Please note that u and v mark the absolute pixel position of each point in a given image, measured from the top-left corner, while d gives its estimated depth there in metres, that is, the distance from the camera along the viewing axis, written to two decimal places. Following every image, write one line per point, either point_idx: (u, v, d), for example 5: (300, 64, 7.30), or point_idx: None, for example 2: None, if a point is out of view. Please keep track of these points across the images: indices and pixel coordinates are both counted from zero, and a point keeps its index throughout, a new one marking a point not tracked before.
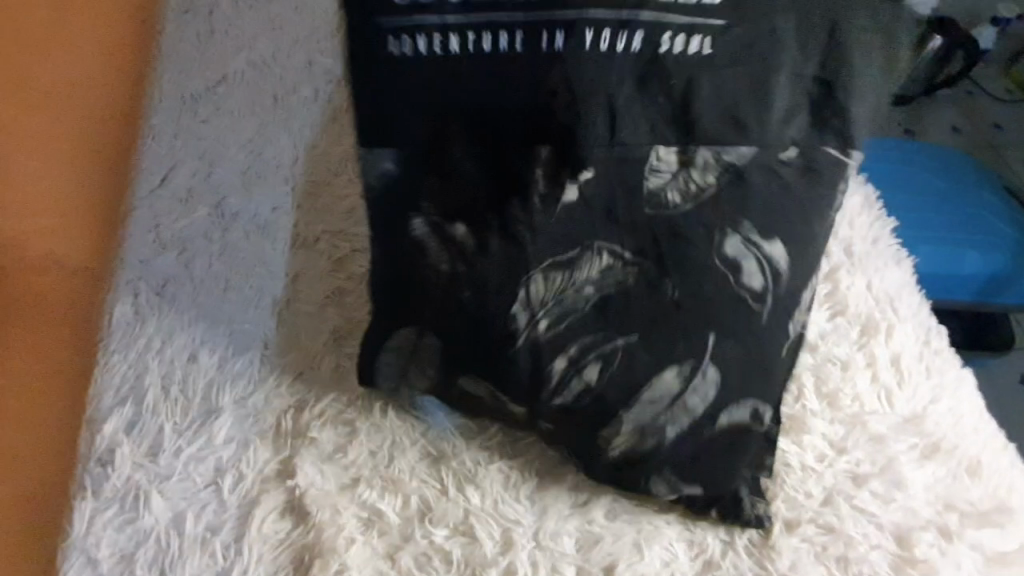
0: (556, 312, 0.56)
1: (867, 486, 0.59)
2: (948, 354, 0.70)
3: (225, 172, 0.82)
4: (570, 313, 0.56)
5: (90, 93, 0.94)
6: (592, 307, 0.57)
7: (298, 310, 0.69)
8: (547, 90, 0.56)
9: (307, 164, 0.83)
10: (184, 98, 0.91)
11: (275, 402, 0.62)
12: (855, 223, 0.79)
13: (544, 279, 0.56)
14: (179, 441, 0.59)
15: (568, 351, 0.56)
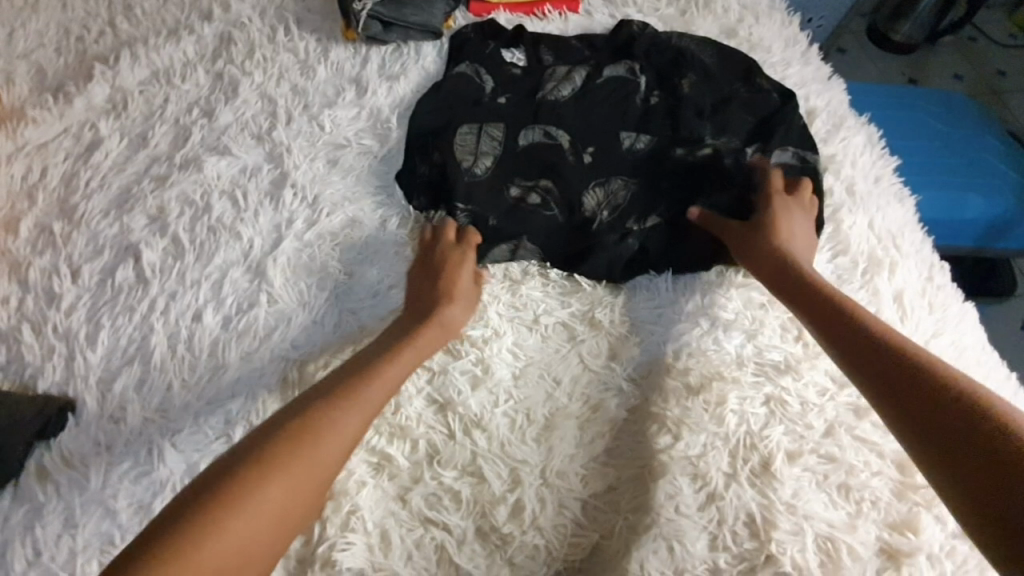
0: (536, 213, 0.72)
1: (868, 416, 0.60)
2: (951, 289, 0.70)
3: (218, 136, 0.82)
4: (546, 217, 0.72)
5: (76, 64, 0.92)
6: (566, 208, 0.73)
7: (300, 269, 0.69)
8: (535, 99, 0.80)
9: (300, 124, 0.82)
10: (171, 64, 0.90)
11: (280, 356, 0.63)
12: (857, 163, 0.78)
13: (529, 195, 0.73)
14: (189, 396, 0.60)
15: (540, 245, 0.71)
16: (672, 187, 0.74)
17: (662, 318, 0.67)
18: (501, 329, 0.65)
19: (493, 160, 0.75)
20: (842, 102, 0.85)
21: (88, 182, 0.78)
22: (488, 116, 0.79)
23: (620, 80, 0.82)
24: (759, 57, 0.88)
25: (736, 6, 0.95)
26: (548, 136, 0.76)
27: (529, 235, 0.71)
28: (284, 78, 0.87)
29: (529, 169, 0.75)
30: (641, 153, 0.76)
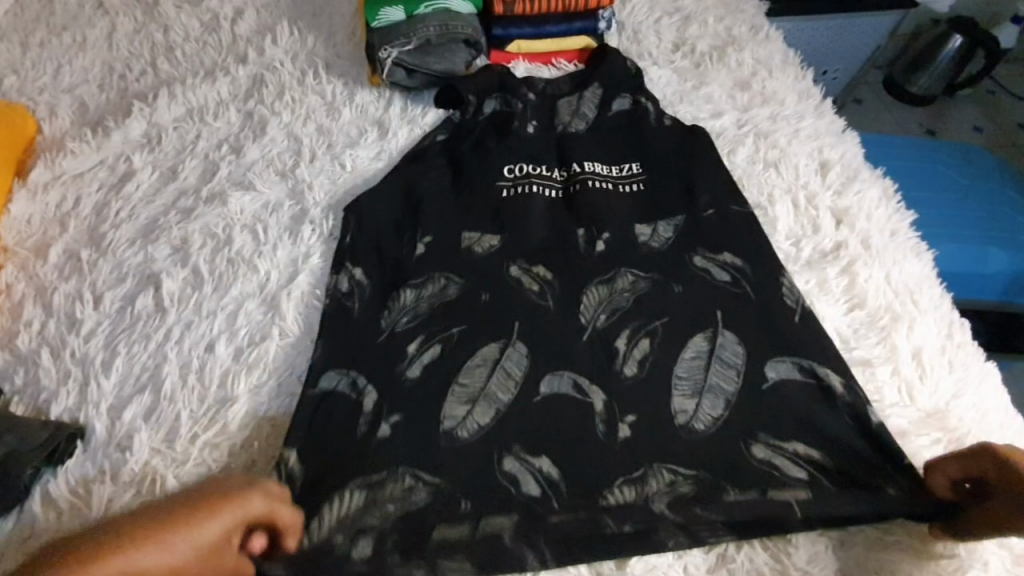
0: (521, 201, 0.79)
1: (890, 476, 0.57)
2: (973, 347, 0.68)
3: (244, 171, 0.85)
4: (539, 208, 0.79)
5: (117, 100, 0.98)
6: (571, 197, 0.80)
7: (313, 303, 0.71)
8: (552, 169, 0.84)
9: (323, 162, 0.85)
10: (205, 103, 0.94)
11: (288, 391, 0.64)
12: (872, 216, 0.78)
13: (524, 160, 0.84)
14: (195, 426, 0.61)
15: (518, 260, 0.74)
16: (671, 180, 0.81)
17: (676, 386, 0.64)
18: (517, 374, 0.64)
19: (489, 234, 0.77)
20: (856, 155, 0.86)
21: (118, 212, 0.82)
22: (500, 186, 0.81)
23: (632, 150, 0.86)
24: (773, 110, 0.91)
25: (750, 60, 0.97)
26: (506, 100, 0.90)
27: (513, 248, 0.75)
28: (311, 119, 0.91)
29: (505, 173, 0.83)
30: (650, 232, 0.77)
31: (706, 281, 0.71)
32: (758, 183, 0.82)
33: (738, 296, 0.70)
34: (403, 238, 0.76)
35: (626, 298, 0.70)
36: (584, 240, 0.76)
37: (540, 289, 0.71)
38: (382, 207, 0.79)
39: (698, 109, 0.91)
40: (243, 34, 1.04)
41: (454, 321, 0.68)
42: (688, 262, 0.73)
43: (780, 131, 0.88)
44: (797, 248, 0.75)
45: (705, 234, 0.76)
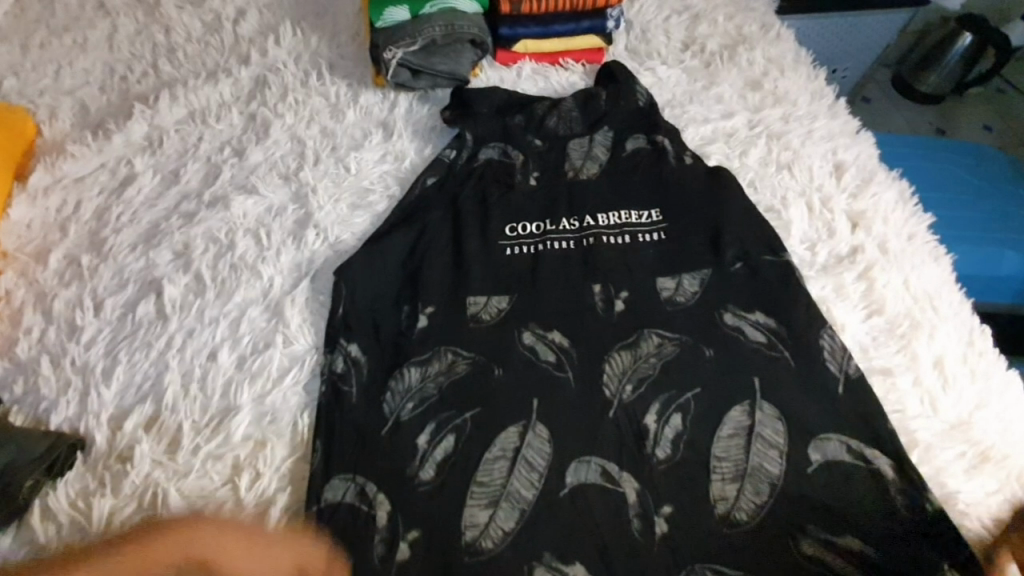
0: (533, 259, 0.73)
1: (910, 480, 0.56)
2: (995, 355, 0.66)
3: (247, 175, 0.84)
4: (550, 264, 0.73)
5: (119, 102, 0.97)
6: (588, 251, 0.74)
7: (318, 310, 0.69)
8: (562, 220, 0.77)
9: (327, 165, 0.84)
10: (208, 104, 0.93)
11: (292, 401, 0.62)
12: (889, 219, 0.76)
13: (532, 215, 0.78)
14: (198, 437, 0.59)
15: (531, 327, 0.67)
16: (692, 233, 0.76)
17: (714, 468, 0.57)
18: (540, 465, 0.57)
19: (494, 297, 0.70)
20: (872, 156, 0.84)
21: (119, 216, 0.80)
22: (507, 247, 0.74)
23: (649, 191, 0.80)
24: (785, 111, 0.89)
25: (761, 59, 0.94)
26: (506, 149, 0.85)
27: (526, 312, 0.69)
28: (314, 121, 0.89)
29: (509, 226, 0.77)
30: (674, 289, 0.71)
31: (739, 340, 0.66)
32: (772, 186, 0.80)
33: (776, 359, 0.64)
34: (400, 308, 0.69)
35: (653, 364, 0.64)
36: (604, 305, 0.70)
37: (558, 359, 0.65)
38: (374, 268, 0.72)
39: (708, 110, 0.90)
40: (246, 35, 1.02)
41: (465, 403, 0.61)
42: (717, 321, 0.68)
43: (794, 132, 0.86)
44: (813, 253, 0.73)
45: (733, 288, 0.71)
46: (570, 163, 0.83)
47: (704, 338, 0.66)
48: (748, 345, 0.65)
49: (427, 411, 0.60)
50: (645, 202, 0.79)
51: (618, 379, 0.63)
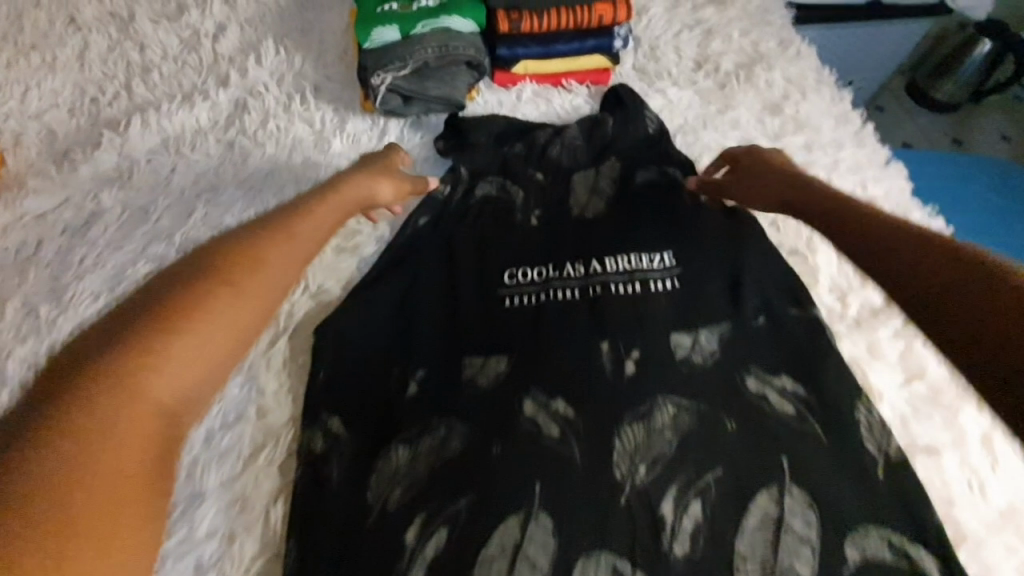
0: (535, 312, 0.66)
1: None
2: None
3: (223, 214, 0.77)
4: (552, 318, 0.65)
5: (88, 127, 0.90)
6: (594, 304, 0.66)
7: (296, 374, 0.63)
8: (568, 264, 0.70)
9: None
10: (182, 131, 0.86)
11: (267, 483, 0.56)
12: None
13: (533, 259, 0.70)
14: None
15: (532, 395, 0.60)
16: (711, 281, 0.68)
17: (736, 566, 0.53)
18: (543, 563, 0.52)
19: (492, 359, 0.63)
20: (902, 191, 0.77)
21: (84, 260, 0.74)
22: (506, 300, 0.67)
23: (664, 229, 0.72)
24: (808, 138, 0.82)
25: (781, 80, 0.87)
26: (505, 184, 0.77)
27: (525, 377, 0.62)
28: (297, 151, 0.82)
29: (509, 273, 0.69)
30: (692, 348, 0.64)
31: (765, 412, 0.59)
32: (794, 226, 0.73)
33: (808, 435, 0.58)
34: (390, 373, 0.63)
35: (669, 440, 0.58)
36: (612, 367, 0.62)
37: (562, 435, 0.58)
38: (360, 327, 0.65)
39: (722, 137, 0.83)
40: (225, 53, 0.95)
41: (460, 487, 0.54)
42: (740, 388, 0.61)
43: (817, 163, 0.79)
44: (844, 304, 0.67)
45: (759, 347, 0.63)
46: (574, 201, 0.76)
47: (723, 408, 0.60)
48: (775, 417, 0.59)
49: (418, 496, 0.54)
50: (660, 243, 0.71)
51: (629, 458, 0.57)
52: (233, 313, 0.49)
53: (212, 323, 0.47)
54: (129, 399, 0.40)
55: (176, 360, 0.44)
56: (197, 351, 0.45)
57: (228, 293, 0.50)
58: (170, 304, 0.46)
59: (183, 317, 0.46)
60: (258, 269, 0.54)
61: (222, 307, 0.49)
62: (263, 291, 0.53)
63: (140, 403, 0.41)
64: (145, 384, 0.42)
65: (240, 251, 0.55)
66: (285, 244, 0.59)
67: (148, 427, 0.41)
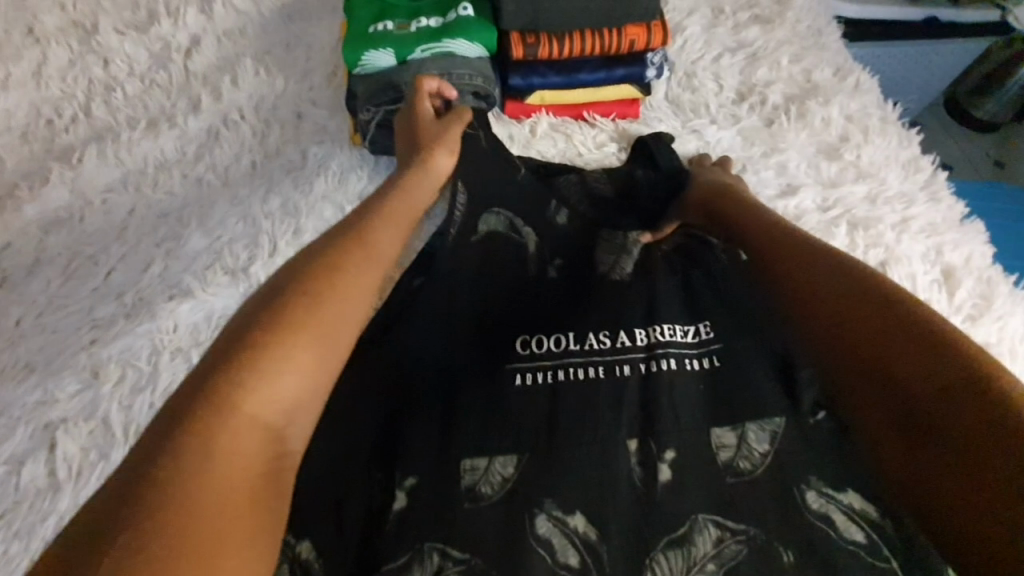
0: (551, 393, 0.53)
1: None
2: None
3: (183, 268, 0.66)
4: (573, 404, 0.52)
5: (40, 155, 0.79)
6: (624, 388, 0.53)
7: None
8: (594, 331, 0.56)
9: (286, 256, 0.66)
10: (144, 164, 0.74)
11: None
12: (1014, 354, 0.59)
13: (549, 325, 0.57)
14: None
15: (546, 508, 0.48)
16: (761, 367, 0.55)
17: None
18: None
19: (494, 458, 0.50)
20: (983, 259, 0.66)
21: (19, 321, 0.63)
22: (517, 378, 0.54)
23: (702, 293, 0.60)
24: (872, 189, 0.70)
25: (839, 117, 0.75)
26: (514, 222, 0.66)
27: (540, 484, 0.49)
28: (274, 191, 0.71)
29: (519, 343, 0.56)
30: (739, 448, 0.51)
31: (830, 539, 0.47)
32: None
33: (883, 572, 0.45)
34: (373, 475, 0.51)
35: (711, 574, 0.46)
36: (643, 475, 0.50)
37: (579, 564, 0.47)
38: (344, 414, 0.55)
39: (768, 184, 0.71)
40: (198, 71, 0.84)
41: None
42: (800, 506, 0.48)
43: (885, 221, 0.67)
44: None
45: (819, 452, 0.51)
46: (596, 255, 0.64)
47: (785, 534, 0.47)
48: (846, 547, 0.47)
49: None
50: (699, 309, 0.59)
51: None
52: (318, 348, 0.43)
53: (289, 369, 0.41)
54: (216, 438, 0.37)
55: (273, 406, 0.40)
56: (291, 401, 0.40)
57: (308, 336, 0.42)
58: (250, 355, 0.40)
59: (261, 377, 0.39)
60: (341, 290, 0.46)
61: (309, 353, 0.42)
62: (345, 314, 0.46)
63: (243, 426, 0.38)
64: (237, 446, 0.37)
65: (323, 270, 0.47)
66: (363, 251, 0.50)
67: (244, 494, 0.37)
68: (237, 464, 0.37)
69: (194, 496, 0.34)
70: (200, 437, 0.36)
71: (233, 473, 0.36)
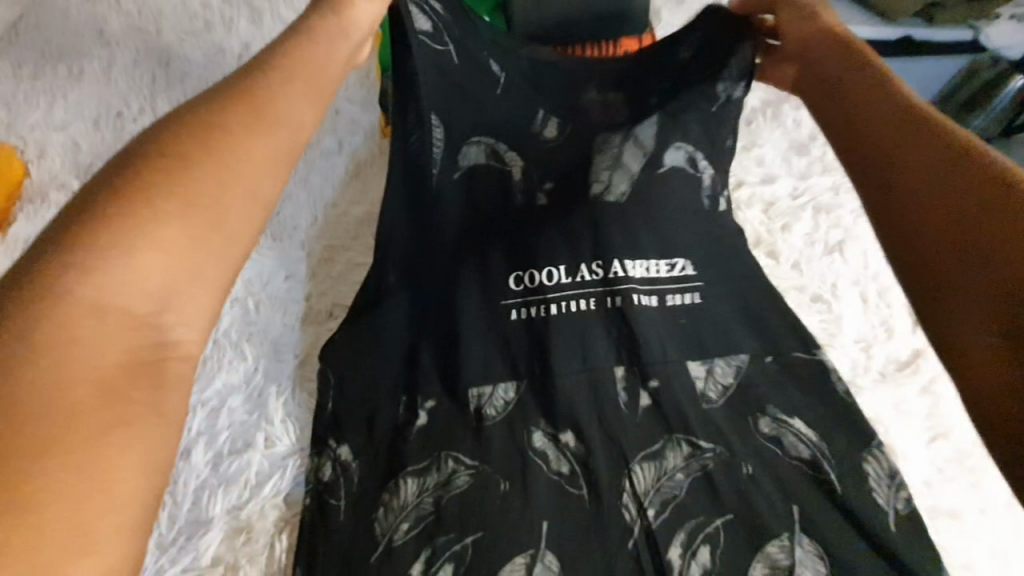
0: (545, 327, 0.61)
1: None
2: None
3: None
4: (568, 339, 0.61)
5: (112, 140, 0.91)
6: (613, 321, 0.62)
7: (303, 400, 0.62)
8: (588, 262, 0.63)
9: (323, 224, 0.77)
10: None
11: (271, 513, 0.56)
12: None
13: (541, 257, 0.63)
14: (161, 558, 0.53)
15: (541, 427, 0.59)
16: (733, 309, 0.63)
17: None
18: None
19: (493, 384, 0.60)
20: None
21: None
22: (512, 318, 0.62)
23: (697, 221, 0.66)
24: (836, 180, 0.79)
25: (809, 120, 0.85)
26: (496, 147, 0.64)
27: (536, 407, 0.60)
28: (313, 170, 0.82)
29: (512, 272, 0.63)
30: (703, 377, 0.61)
31: (776, 455, 0.57)
32: (816, 270, 0.71)
33: (818, 483, 0.55)
34: (399, 397, 0.60)
35: (679, 481, 0.56)
36: (626, 400, 0.60)
37: (567, 471, 0.57)
38: (360, 342, 0.61)
39: (747, 169, 0.80)
40: None
41: (467, 524, 0.54)
42: (752, 430, 0.58)
43: (847, 205, 0.76)
44: (869, 355, 0.64)
45: (776, 389, 0.60)
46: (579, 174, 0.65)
47: (738, 452, 0.57)
48: (789, 462, 0.57)
49: (420, 533, 0.53)
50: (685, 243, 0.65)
51: (637, 502, 0.55)
52: (203, 223, 0.37)
53: (152, 239, 0.35)
54: (72, 316, 0.32)
55: (129, 283, 0.34)
56: (158, 281, 0.35)
57: (179, 204, 0.36)
58: (104, 220, 0.34)
59: (109, 248, 0.34)
60: (217, 157, 0.39)
61: (181, 224, 0.36)
62: (228, 182, 0.39)
63: (105, 308, 0.33)
64: (75, 330, 0.32)
65: (184, 134, 0.39)
66: (256, 121, 0.42)
67: (94, 391, 0.32)
68: (96, 354, 0.33)
69: (29, 393, 0.30)
70: (49, 314, 0.32)
71: (94, 366, 0.32)
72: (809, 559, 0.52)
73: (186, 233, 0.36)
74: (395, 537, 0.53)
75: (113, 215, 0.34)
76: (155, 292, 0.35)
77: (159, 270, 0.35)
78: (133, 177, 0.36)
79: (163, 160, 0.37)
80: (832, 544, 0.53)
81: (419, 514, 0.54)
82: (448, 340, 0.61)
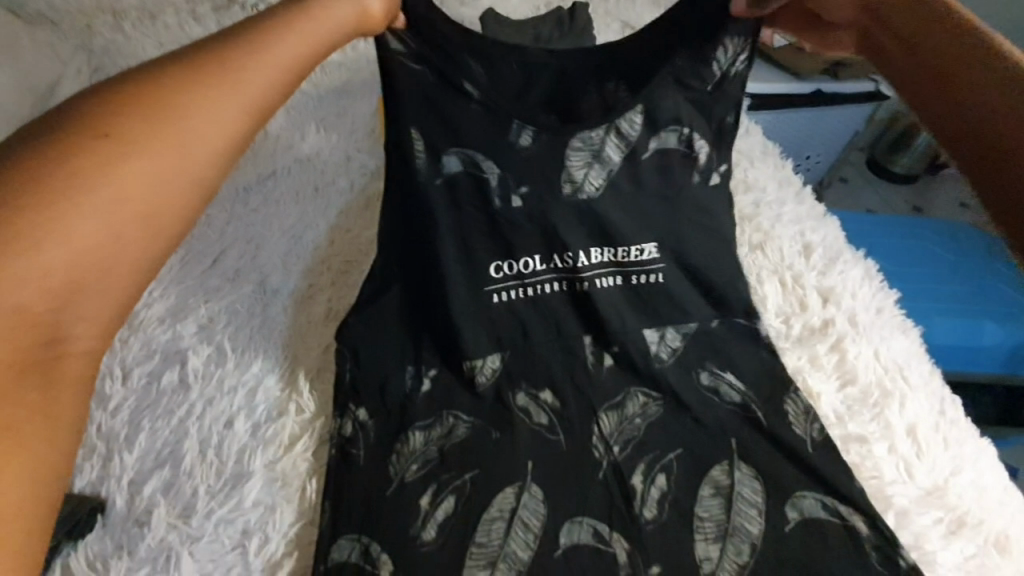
0: (520, 309, 0.74)
1: (884, 536, 0.59)
2: (965, 423, 0.71)
3: (264, 254, 0.90)
4: (542, 317, 0.75)
5: None
6: (581, 301, 0.75)
7: (327, 380, 0.76)
8: (560, 252, 0.73)
9: (338, 246, 0.92)
10: None
11: (301, 465, 0.67)
12: (856, 294, 0.83)
13: (516, 250, 0.73)
14: (211, 503, 0.63)
15: (523, 389, 0.72)
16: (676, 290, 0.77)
17: (697, 527, 0.61)
18: (536, 525, 0.61)
19: (485, 354, 0.73)
20: (837, 238, 0.92)
21: None
22: (494, 303, 0.74)
23: (662, 213, 0.75)
24: (756, 196, 0.96)
25: (732, 152, 1.05)
26: (473, 156, 0.69)
27: (519, 374, 0.73)
28: (328, 205, 0.98)
29: (492, 264, 0.73)
30: (658, 338, 0.75)
31: (714, 401, 0.70)
32: (743, 264, 0.87)
33: (748, 420, 0.68)
34: (405, 369, 0.73)
35: (638, 425, 0.69)
36: (595, 359, 0.74)
37: (546, 419, 0.69)
38: (371, 327, 0.74)
39: None
40: None
41: (465, 464, 0.65)
42: (696, 380, 0.72)
43: (764, 215, 0.93)
44: (788, 325, 0.79)
45: (709, 353, 0.75)
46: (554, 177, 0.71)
47: (682, 399, 0.70)
48: (724, 406, 0.70)
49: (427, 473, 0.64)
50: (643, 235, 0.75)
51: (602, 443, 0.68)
52: (162, 177, 0.38)
53: (100, 208, 0.35)
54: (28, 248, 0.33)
55: (77, 250, 0.34)
56: (110, 223, 0.35)
57: (139, 155, 0.37)
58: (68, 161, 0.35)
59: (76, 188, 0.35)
60: (162, 133, 0.38)
61: (145, 174, 0.37)
62: (189, 148, 0.39)
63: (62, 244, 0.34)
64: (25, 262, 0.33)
65: (131, 115, 0.38)
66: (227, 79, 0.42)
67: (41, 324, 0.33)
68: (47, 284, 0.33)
69: None
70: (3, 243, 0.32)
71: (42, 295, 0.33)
72: (745, 479, 0.64)
73: (143, 183, 0.37)
74: (406, 475, 0.64)
75: (75, 157, 0.35)
76: (105, 233, 0.35)
77: (109, 214, 0.35)
78: (100, 125, 0.37)
79: (105, 141, 0.36)
80: (763, 465, 0.65)
81: (426, 458, 0.66)
82: (441, 323, 0.73)
